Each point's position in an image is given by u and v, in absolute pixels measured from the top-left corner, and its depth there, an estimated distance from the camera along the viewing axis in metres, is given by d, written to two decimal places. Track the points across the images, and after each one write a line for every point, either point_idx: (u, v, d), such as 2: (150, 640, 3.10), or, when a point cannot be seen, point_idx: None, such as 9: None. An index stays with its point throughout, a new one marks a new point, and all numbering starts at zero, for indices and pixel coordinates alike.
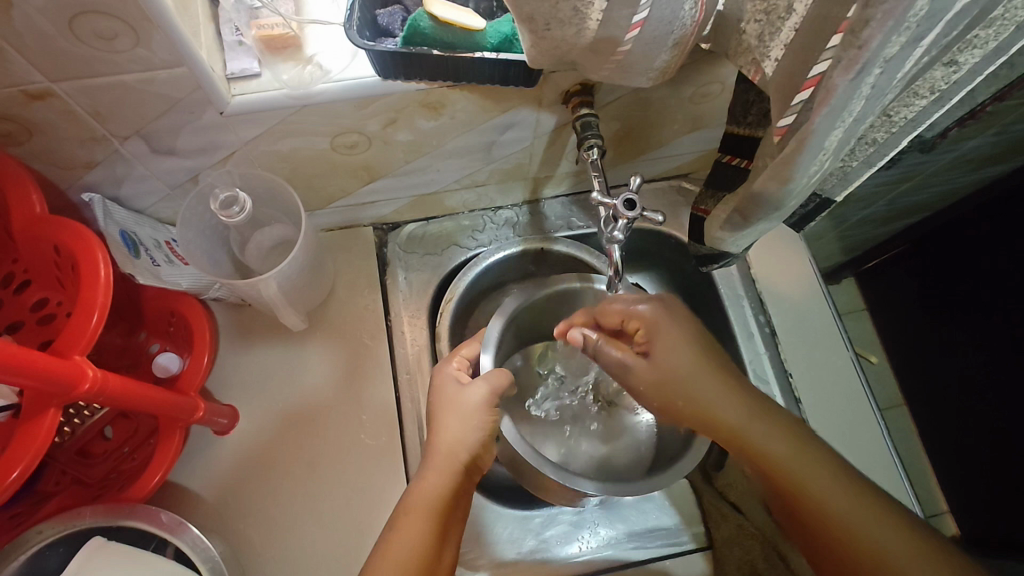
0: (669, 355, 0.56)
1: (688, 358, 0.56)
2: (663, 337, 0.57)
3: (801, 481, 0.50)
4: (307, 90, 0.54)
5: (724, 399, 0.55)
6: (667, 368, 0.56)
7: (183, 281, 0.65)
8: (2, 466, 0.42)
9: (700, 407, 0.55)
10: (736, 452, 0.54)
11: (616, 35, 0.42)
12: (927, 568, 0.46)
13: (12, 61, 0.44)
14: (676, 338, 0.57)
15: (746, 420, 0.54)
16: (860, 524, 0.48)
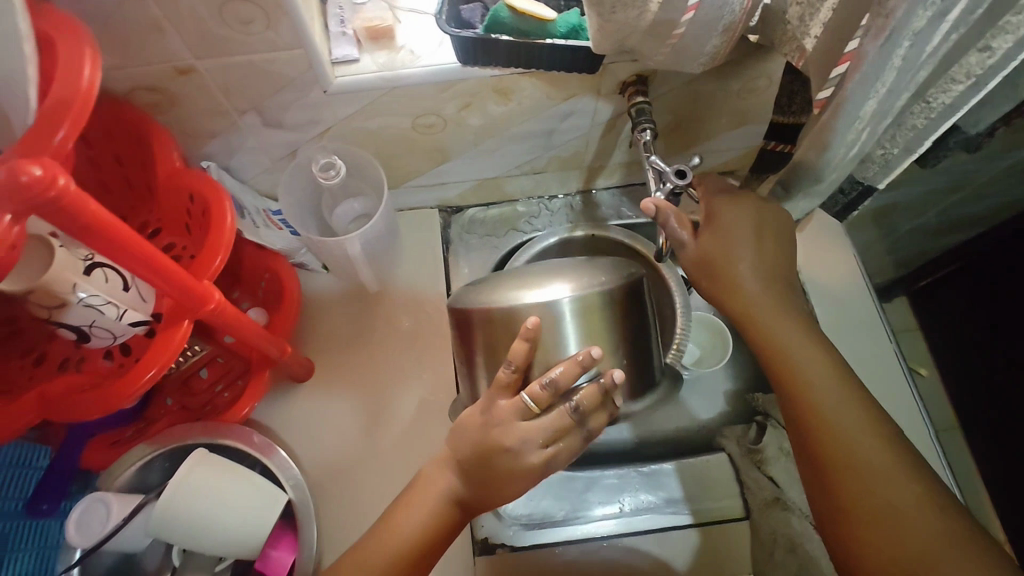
0: (729, 246, 0.61)
1: (747, 263, 0.61)
2: (727, 231, 0.62)
3: (825, 402, 0.54)
4: (397, 73, 0.62)
5: (755, 286, 0.60)
6: (727, 256, 0.61)
7: (278, 242, 0.74)
8: (141, 365, 0.51)
9: (751, 304, 0.60)
10: (750, 332, 0.61)
11: (673, 18, 0.48)
12: (898, 476, 0.51)
13: (169, 39, 0.54)
14: (744, 238, 0.62)
15: (769, 309, 0.60)
16: (848, 426, 0.53)
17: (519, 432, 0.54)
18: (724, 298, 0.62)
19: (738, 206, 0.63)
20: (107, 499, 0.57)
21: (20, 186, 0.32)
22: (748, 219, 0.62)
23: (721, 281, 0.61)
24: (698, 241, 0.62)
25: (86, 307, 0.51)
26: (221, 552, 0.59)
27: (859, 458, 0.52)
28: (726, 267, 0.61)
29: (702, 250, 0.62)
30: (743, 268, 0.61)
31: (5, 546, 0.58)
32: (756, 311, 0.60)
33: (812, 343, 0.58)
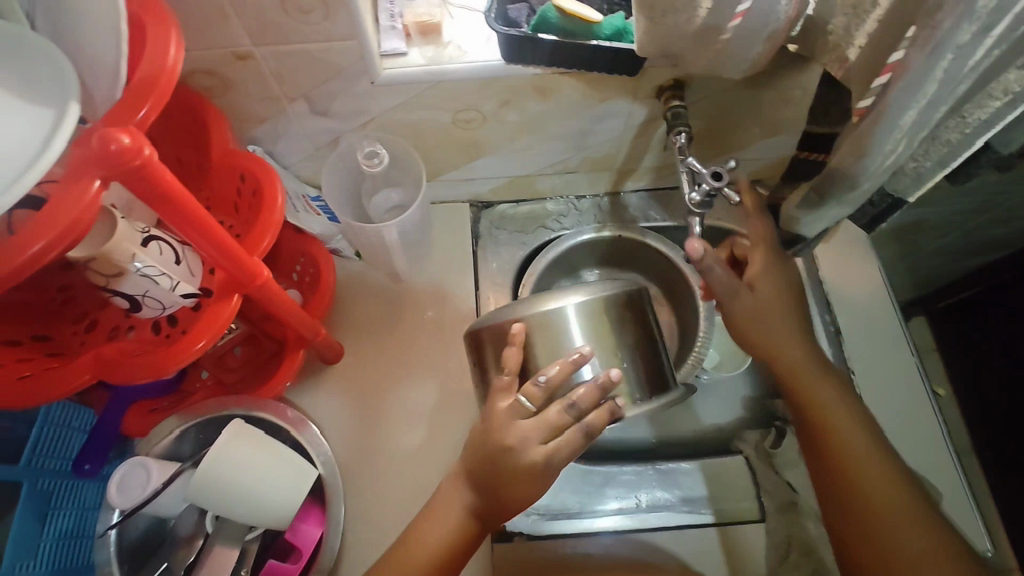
0: (772, 309, 0.64)
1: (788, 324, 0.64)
2: (767, 294, 0.65)
3: (860, 461, 0.59)
4: (443, 68, 0.64)
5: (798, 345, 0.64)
6: (774, 314, 0.64)
7: (316, 227, 0.77)
8: (191, 336, 0.53)
9: (792, 366, 0.64)
10: (789, 386, 0.64)
11: (719, 23, 0.50)
12: (925, 537, 0.55)
13: (232, 26, 0.57)
14: (782, 302, 0.65)
15: (810, 368, 0.64)
16: (881, 486, 0.58)
17: (518, 431, 0.55)
18: (766, 353, 0.65)
19: (779, 268, 0.66)
20: (146, 463, 0.59)
21: (111, 153, 0.34)
22: (785, 287, 0.65)
23: (761, 339, 0.65)
24: (741, 299, 0.64)
25: (142, 277, 0.54)
26: (252, 521, 0.61)
27: (894, 518, 0.56)
28: (765, 329, 0.64)
29: (743, 305, 0.64)
30: (780, 331, 0.64)
31: (50, 502, 0.61)
32: (797, 366, 0.64)
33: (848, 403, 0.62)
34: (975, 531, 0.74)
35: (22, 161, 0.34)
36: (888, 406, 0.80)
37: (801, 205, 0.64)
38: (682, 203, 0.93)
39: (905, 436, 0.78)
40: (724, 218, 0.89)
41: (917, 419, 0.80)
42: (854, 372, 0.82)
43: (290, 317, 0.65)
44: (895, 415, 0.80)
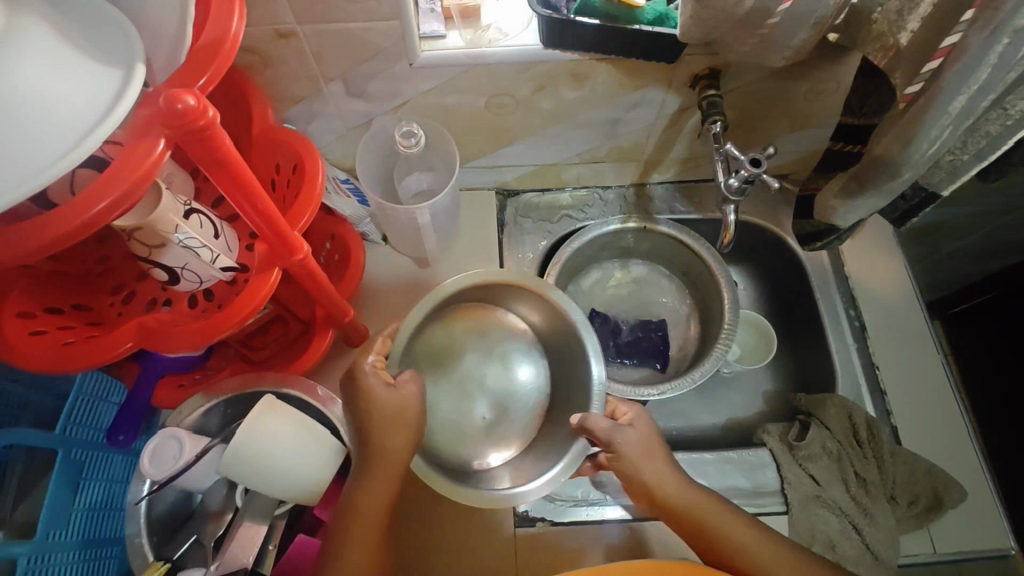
0: (668, 465, 0.60)
1: (689, 480, 0.61)
2: (652, 440, 0.60)
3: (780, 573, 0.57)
4: (481, 51, 0.65)
5: (679, 485, 0.59)
6: (651, 471, 0.59)
7: (348, 209, 0.76)
8: (230, 309, 0.53)
9: (707, 517, 0.58)
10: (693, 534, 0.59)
11: (769, 6, 0.50)
12: None
13: (278, 3, 0.57)
14: (666, 454, 0.61)
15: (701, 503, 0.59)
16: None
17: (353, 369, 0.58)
18: (680, 515, 0.59)
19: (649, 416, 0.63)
20: (180, 434, 0.59)
21: (176, 113, 0.34)
22: (655, 424, 0.62)
23: (667, 498, 0.59)
24: (629, 441, 0.59)
25: (183, 248, 0.54)
26: (282, 495, 0.61)
27: None
28: (671, 496, 0.59)
29: (640, 464, 0.58)
30: (683, 487, 0.59)
31: (82, 472, 0.61)
32: (691, 509, 0.59)
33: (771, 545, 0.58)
34: (997, 526, 0.74)
35: (92, 118, 0.34)
36: (911, 402, 0.80)
37: (841, 192, 0.64)
38: (708, 194, 0.93)
39: (928, 432, 0.79)
40: (749, 210, 0.89)
41: (940, 416, 0.80)
42: (878, 366, 0.82)
43: (320, 298, 0.66)
44: (919, 411, 0.80)
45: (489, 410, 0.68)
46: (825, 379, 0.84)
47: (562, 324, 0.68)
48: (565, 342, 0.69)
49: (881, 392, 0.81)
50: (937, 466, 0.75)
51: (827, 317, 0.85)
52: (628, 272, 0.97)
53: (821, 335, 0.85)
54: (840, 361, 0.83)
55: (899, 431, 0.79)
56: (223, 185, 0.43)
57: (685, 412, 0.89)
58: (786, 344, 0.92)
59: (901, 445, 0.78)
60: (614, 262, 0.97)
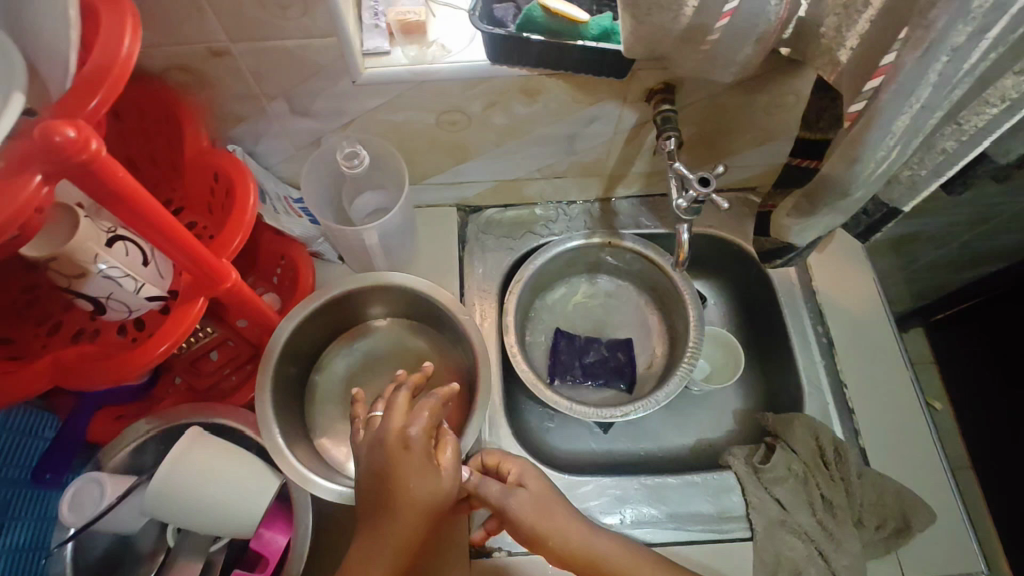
0: (569, 517, 0.56)
1: (595, 527, 0.57)
2: (546, 496, 0.57)
3: None
4: (426, 67, 0.63)
5: (587, 536, 0.55)
6: (552, 527, 0.54)
7: (297, 230, 0.74)
8: (154, 340, 0.51)
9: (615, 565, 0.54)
10: None
11: (707, 23, 0.48)
12: None
13: (207, 21, 0.55)
14: (565, 504, 0.58)
15: (613, 552, 0.54)
16: None
17: (398, 426, 0.52)
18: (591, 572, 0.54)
19: (535, 468, 0.60)
20: (101, 479, 0.57)
21: (55, 146, 0.32)
22: (545, 475, 0.60)
23: (574, 554, 0.54)
24: (520, 502, 0.55)
25: (105, 279, 0.51)
26: (215, 531, 0.59)
27: None
28: (581, 550, 0.54)
29: (540, 524, 0.54)
30: (589, 536, 0.55)
31: (7, 512, 0.59)
32: (599, 560, 0.54)
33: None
34: (967, 550, 0.72)
35: None
36: (881, 420, 0.78)
37: (793, 212, 0.62)
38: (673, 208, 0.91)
39: (898, 452, 0.77)
40: (714, 225, 0.88)
41: (911, 436, 0.77)
42: (846, 385, 0.80)
43: (260, 319, 0.64)
44: (887, 430, 0.78)
45: None
46: (793, 397, 0.82)
47: (407, 297, 0.76)
48: (416, 302, 0.76)
49: (849, 410, 0.79)
50: (906, 488, 0.73)
51: (795, 336, 0.83)
52: (595, 287, 0.95)
53: (788, 353, 0.84)
54: (808, 380, 0.81)
55: (868, 451, 0.77)
56: (131, 218, 0.42)
57: (652, 432, 0.86)
58: (756, 360, 0.90)
59: (869, 466, 0.75)
60: (581, 277, 0.95)
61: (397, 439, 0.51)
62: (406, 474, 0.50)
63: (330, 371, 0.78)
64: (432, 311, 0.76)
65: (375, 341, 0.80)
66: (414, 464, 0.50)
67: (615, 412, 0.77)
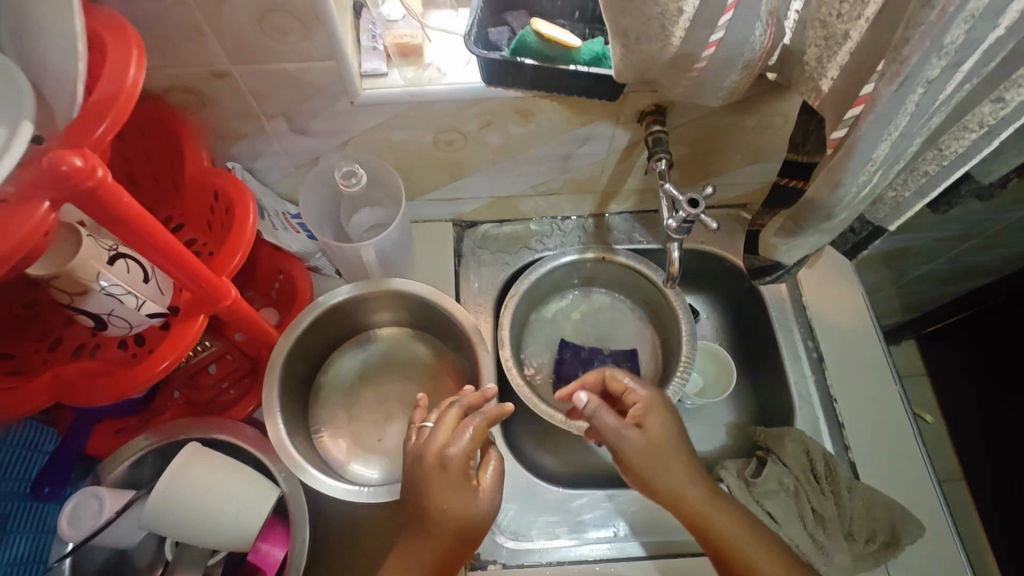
0: (680, 464, 0.60)
1: (706, 480, 0.61)
2: (661, 437, 0.61)
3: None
4: (422, 88, 0.64)
5: (690, 486, 0.59)
6: (659, 466, 0.60)
7: (295, 245, 0.75)
8: (155, 357, 0.52)
9: (700, 514, 0.58)
10: (700, 537, 0.59)
11: (693, 52, 0.50)
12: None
13: (209, 44, 0.56)
14: (684, 452, 0.61)
15: (709, 506, 0.59)
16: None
17: (443, 440, 0.54)
18: (680, 512, 0.59)
19: (660, 403, 0.64)
20: (99, 493, 0.58)
21: (62, 174, 0.33)
22: (669, 413, 0.63)
23: (674, 497, 0.59)
24: (632, 437, 0.60)
25: (106, 296, 0.52)
26: (215, 545, 0.59)
27: None
28: (677, 490, 0.59)
29: (647, 458, 0.60)
30: (685, 484, 0.59)
31: (6, 525, 0.59)
32: (697, 511, 0.58)
33: (758, 541, 0.57)
34: (957, 563, 0.72)
35: None
36: (870, 434, 0.79)
37: (780, 233, 0.64)
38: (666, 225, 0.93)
39: (887, 466, 0.77)
40: (706, 241, 0.89)
41: (900, 449, 0.78)
42: (835, 399, 0.81)
43: (255, 335, 0.65)
44: (876, 444, 0.79)
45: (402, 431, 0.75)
46: (784, 411, 0.83)
47: (410, 304, 0.77)
48: (418, 308, 0.77)
49: (838, 424, 0.80)
50: (896, 501, 0.74)
51: (785, 350, 0.85)
52: (590, 301, 0.96)
53: (779, 367, 0.85)
54: (799, 394, 0.82)
55: (857, 465, 0.78)
56: (136, 239, 0.43)
57: None
58: (748, 373, 0.91)
59: (859, 479, 0.76)
60: (576, 291, 0.96)
61: (436, 458, 0.53)
62: (441, 493, 0.52)
63: (332, 379, 0.78)
64: (435, 317, 0.76)
65: (375, 349, 0.81)
66: (452, 483, 0.52)
67: None
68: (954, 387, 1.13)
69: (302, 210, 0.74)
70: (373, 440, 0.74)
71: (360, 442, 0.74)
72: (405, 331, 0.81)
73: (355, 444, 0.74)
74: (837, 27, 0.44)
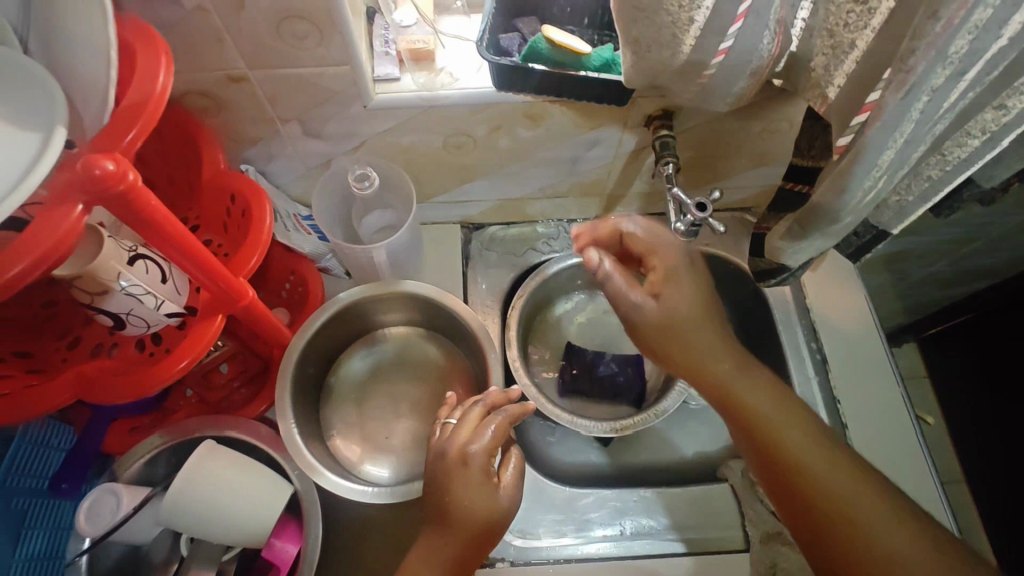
0: (711, 335, 0.57)
1: (737, 350, 0.57)
2: (681, 303, 0.58)
3: (818, 472, 0.49)
4: (435, 93, 0.65)
5: (717, 356, 0.56)
6: (682, 323, 0.58)
7: (307, 247, 0.76)
8: (174, 356, 0.53)
9: (733, 389, 0.54)
10: (729, 415, 0.54)
11: (703, 60, 0.51)
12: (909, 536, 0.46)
13: (227, 49, 0.57)
14: (716, 323, 0.59)
15: (738, 377, 0.55)
16: (847, 487, 0.48)
17: (466, 436, 0.56)
18: (717, 394, 0.55)
19: (684, 268, 0.61)
20: (117, 489, 0.59)
21: (95, 178, 0.35)
22: (689, 273, 0.61)
23: (700, 369, 0.56)
24: (648, 305, 0.59)
25: (126, 296, 0.53)
26: (229, 541, 0.60)
27: (837, 499, 0.48)
28: (701, 362, 0.56)
29: (671, 312, 0.58)
30: (716, 358, 0.56)
31: (24, 521, 0.60)
32: (760, 420, 0.52)
33: (803, 424, 0.52)
34: None
35: (7, 183, 0.34)
36: (872, 435, 0.80)
37: (786, 237, 0.65)
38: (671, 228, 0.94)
39: (890, 467, 0.78)
40: (711, 244, 0.90)
41: (901, 450, 0.80)
42: (839, 401, 0.82)
43: (269, 335, 0.66)
44: (879, 445, 0.80)
45: (412, 430, 0.76)
46: None
47: (421, 305, 0.78)
48: (429, 309, 0.78)
49: (841, 425, 0.81)
50: None
51: (788, 352, 0.86)
52: (596, 302, 0.97)
53: (783, 369, 0.86)
54: (802, 395, 0.83)
55: None
56: (161, 240, 0.44)
57: (650, 445, 0.88)
58: None
59: None
60: (582, 293, 0.97)
61: (458, 455, 0.54)
62: (463, 489, 0.53)
63: (343, 379, 0.80)
64: (445, 318, 0.77)
65: (386, 349, 0.82)
66: (473, 480, 0.53)
67: (617, 424, 0.79)
68: (954, 390, 1.14)
69: (314, 212, 0.76)
70: (384, 439, 0.75)
71: (371, 440, 0.75)
72: (416, 331, 0.82)
73: (367, 443, 0.75)
74: (844, 37, 0.45)
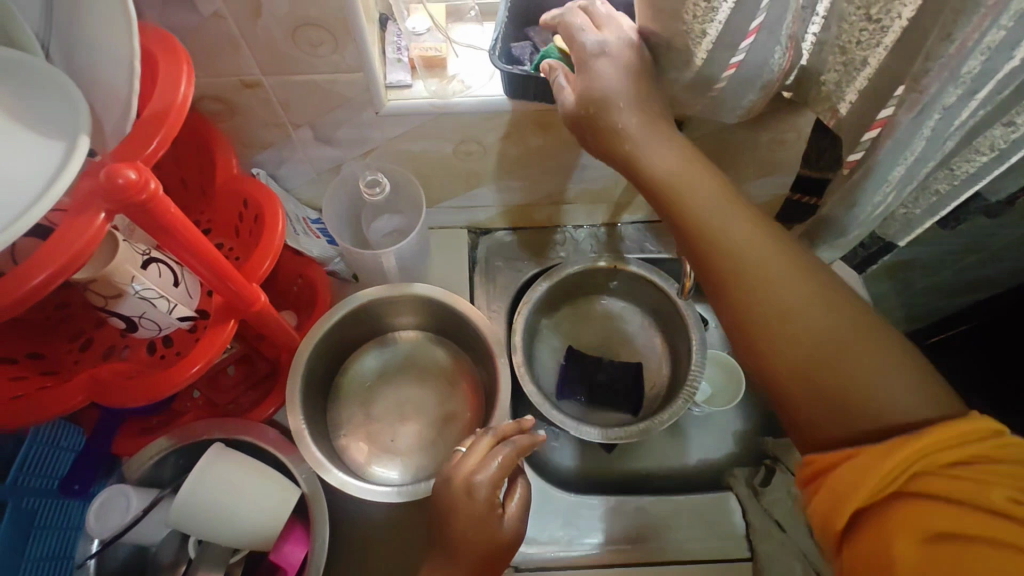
0: (635, 114, 0.52)
1: (661, 130, 0.53)
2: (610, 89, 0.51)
3: (734, 247, 0.49)
4: (446, 100, 0.66)
5: (645, 137, 0.52)
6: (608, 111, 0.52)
7: (315, 250, 0.77)
8: (187, 360, 0.53)
9: (677, 184, 0.51)
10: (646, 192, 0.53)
11: (714, 73, 0.51)
12: (813, 301, 0.46)
13: (243, 56, 0.58)
14: (644, 105, 0.52)
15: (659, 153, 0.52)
16: (760, 261, 0.48)
17: (471, 468, 0.55)
18: (661, 193, 0.52)
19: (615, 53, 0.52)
20: (127, 491, 0.61)
21: (117, 187, 0.35)
22: (621, 54, 0.52)
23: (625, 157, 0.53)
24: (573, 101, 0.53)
25: (140, 300, 0.54)
26: (236, 543, 0.61)
27: (754, 272, 0.48)
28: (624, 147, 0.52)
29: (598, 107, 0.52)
30: (658, 152, 0.52)
31: (34, 521, 0.60)
32: (691, 209, 0.50)
33: (755, 227, 0.49)
34: None
35: (33, 192, 0.34)
36: None
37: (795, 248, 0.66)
38: None
39: None
40: None
41: None
42: None
43: (278, 339, 0.66)
44: None
45: (419, 434, 0.76)
46: None
47: (430, 307, 0.78)
48: (438, 312, 0.78)
49: None
50: None
51: None
52: (602, 308, 0.97)
53: None
54: None
55: None
56: (179, 246, 0.45)
57: (653, 452, 0.88)
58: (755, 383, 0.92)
59: None
60: (588, 298, 0.98)
61: (463, 484, 0.55)
62: (467, 520, 0.53)
63: (349, 382, 0.80)
64: (454, 321, 0.78)
65: (394, 352, 0.82)
66: (477, 513, 0.53)
67: (625, 429, 0.79)
68: None
69: (325, 217, 0.76)
70: (391, 443, 0.76)
71: (378, 444, 0.76)
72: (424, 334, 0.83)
73: (373, 446, 0.76)
74: (857, 54, 0.46)
